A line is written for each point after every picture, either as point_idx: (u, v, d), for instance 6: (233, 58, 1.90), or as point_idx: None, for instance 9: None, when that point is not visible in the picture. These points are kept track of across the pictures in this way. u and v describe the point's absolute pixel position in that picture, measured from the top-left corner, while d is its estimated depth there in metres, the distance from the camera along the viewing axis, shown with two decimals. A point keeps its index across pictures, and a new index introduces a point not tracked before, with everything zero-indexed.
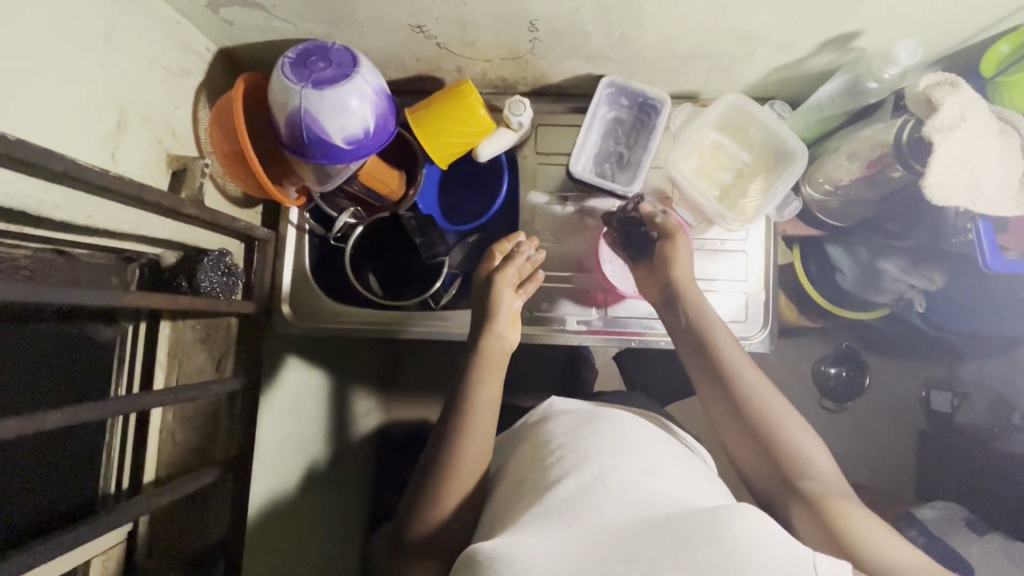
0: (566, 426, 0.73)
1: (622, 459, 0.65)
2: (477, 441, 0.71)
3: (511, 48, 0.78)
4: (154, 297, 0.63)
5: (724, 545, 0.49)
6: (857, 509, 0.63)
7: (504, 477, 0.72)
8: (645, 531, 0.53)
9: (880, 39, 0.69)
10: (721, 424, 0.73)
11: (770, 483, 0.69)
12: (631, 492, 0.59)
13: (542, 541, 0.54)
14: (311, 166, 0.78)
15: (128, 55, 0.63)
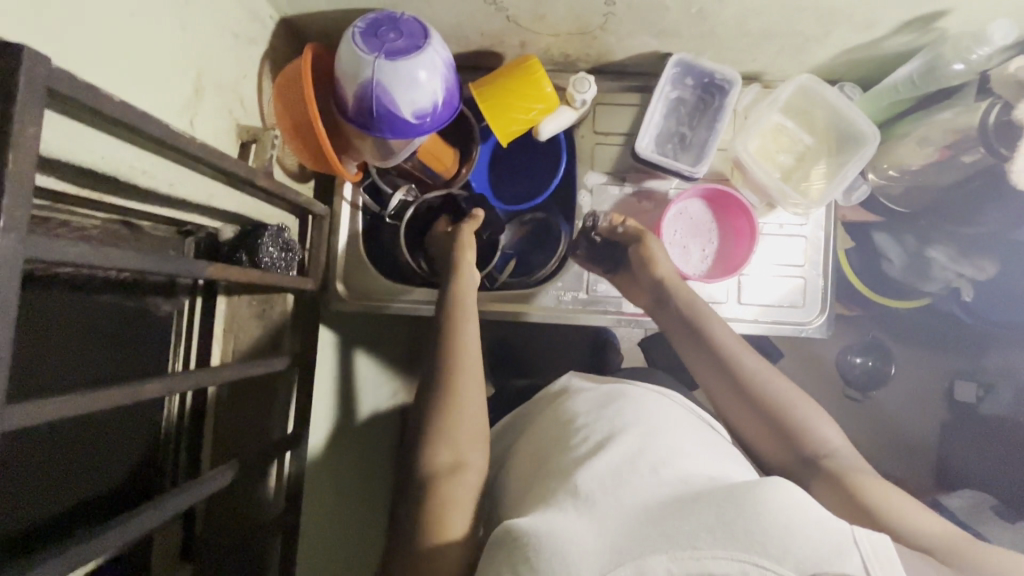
0: (589, 403, 0.70)
1: (643, 435, 0.61)
2: (467, 409, 0.67)
3: (582, 22, 0.76)
4: (233, 270, 0.62)
5: (763, 519, 0.46)
6: (878, 482, 0.62)
7: (529, 449, 0.69)
8: (680, 508, 0.50)
9: (967, 19, 0.68)
10: (729, 407, 0.71)
11: (788, 463, 0.67)
12: (663, 472, 0.56)
13: (580, 520, 0.51)
14: (375, 140, 0.77)
15: (203, 18, 0.61)
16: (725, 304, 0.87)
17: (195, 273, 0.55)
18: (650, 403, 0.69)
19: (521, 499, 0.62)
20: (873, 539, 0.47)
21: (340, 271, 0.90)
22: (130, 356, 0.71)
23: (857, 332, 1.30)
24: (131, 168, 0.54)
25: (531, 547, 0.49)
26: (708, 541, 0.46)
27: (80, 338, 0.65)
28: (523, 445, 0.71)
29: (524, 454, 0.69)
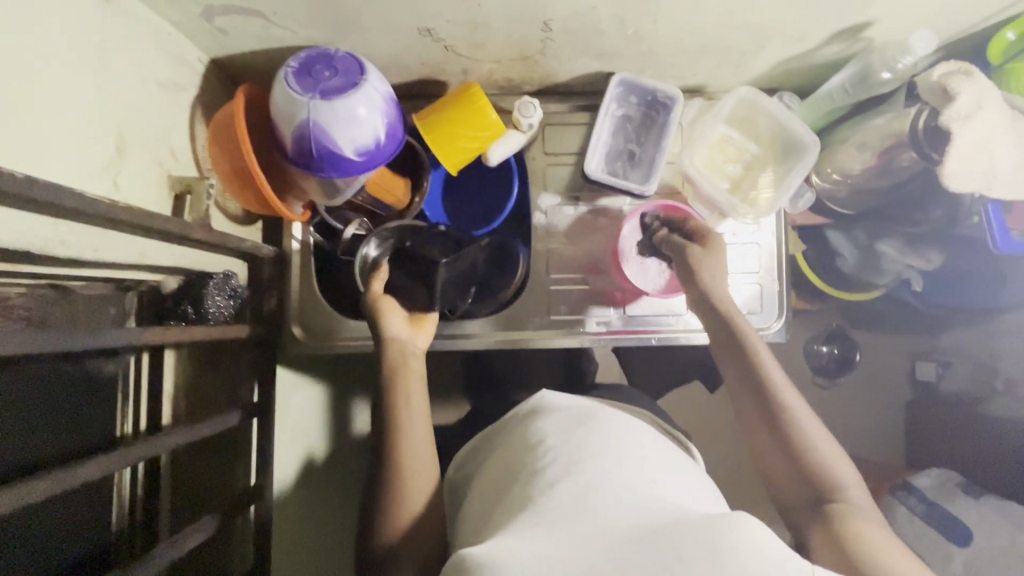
0: (557, 424, 0.68)
1: (610, 458, 0.60)
2: (410, 432, 0.70)
3: (521, 48, 0.76)
4: (168, 332, 0.59)
5: (720, 557, 0.45)
6: (881, 532, 0.59)
7: (489, 471, 0.69)
8: (638, 538, 0.48)
9: (891, 29, 0.70)
10: (755, 432, 0.70)
11: (799, 500, 0.66)
12: (628, 497, 0.54)
13: (534, 545, 0.49)
14: (318, 179, 0.75)
15: (122, 71, 0.59)
16: (687, 316, 0.89)
17: (121, 344, 0.53)
18: (618, 424, 0.68)
19: (481, 525, 0.60)
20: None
21: (295, 311, 0.88)
22: (70, 426, 0.67)
23: (821, 323, 1.33)
24: (49, 239, 0.51)
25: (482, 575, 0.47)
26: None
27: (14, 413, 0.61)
28: (488, 470, 0.70)
29: (490, 475, 0.68)
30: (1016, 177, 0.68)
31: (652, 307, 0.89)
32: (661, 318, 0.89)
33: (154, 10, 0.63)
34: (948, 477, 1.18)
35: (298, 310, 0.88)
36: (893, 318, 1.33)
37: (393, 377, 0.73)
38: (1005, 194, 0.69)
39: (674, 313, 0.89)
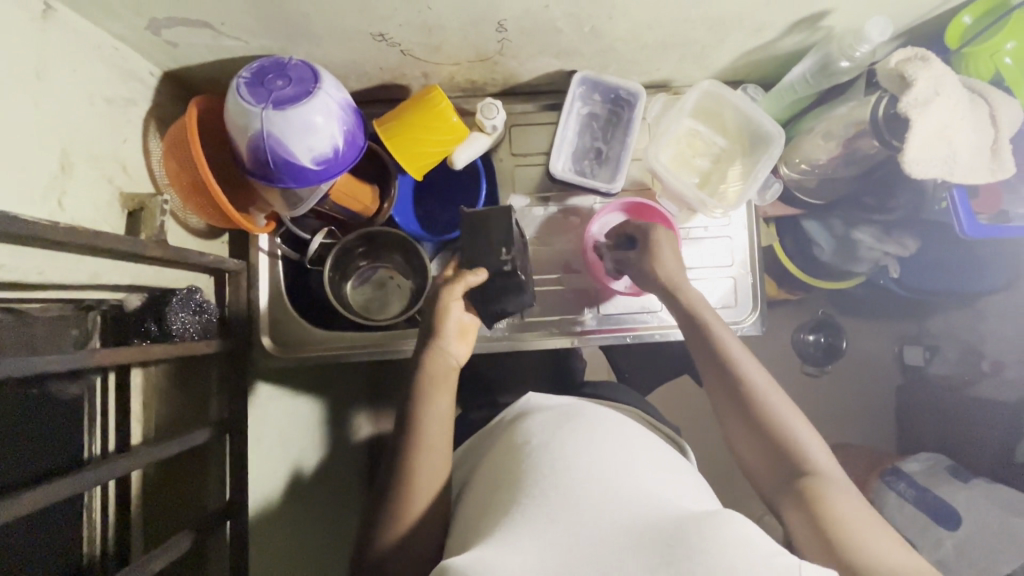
0: (544, 422, 0.67)
1: (599, 456, 0.59)
2: (427, 445, 0.67)
3: (479, 50, 0.75)
4: (125, 351, 0.58)
5: (708, 558, 0.45)
6: (853, 504, 0.58)
7: (478, 477, 0.68)
8: (626, 542, 0.49)
9: (848, 17, 0.69)
10: (725, 414, 0.69)
11: (771, 478, 0.64)
12: (614, 495, 0.54)
13: (519, 555, 0.49)
14: (278, 190, 0.74)
15: (63, 88, 0.57)
16: (661, 312, 0.88)
17: (70, 367, 0.52)
18: (605, 422, 0.67)
19: (467, 530, 0.60)
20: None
21: (264, 324, 0.87)
22: (36, 449, 0.66)
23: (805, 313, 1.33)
24: None
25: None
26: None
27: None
28: (481, 473, 0.67)
29: (481, 480, 0.66)
30: (978, 162, 0.68)
31: (625, 305, 0.88)
32: (635, 315, 0.88)
33: (98, 24, 0.61)
34: (937, 462, 1.17)
35: (268, 323, 0.87)
36: (876, 304, 1.33)
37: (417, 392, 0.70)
38: (968, 180, 0.68)
39: (648, 311, 0.88)
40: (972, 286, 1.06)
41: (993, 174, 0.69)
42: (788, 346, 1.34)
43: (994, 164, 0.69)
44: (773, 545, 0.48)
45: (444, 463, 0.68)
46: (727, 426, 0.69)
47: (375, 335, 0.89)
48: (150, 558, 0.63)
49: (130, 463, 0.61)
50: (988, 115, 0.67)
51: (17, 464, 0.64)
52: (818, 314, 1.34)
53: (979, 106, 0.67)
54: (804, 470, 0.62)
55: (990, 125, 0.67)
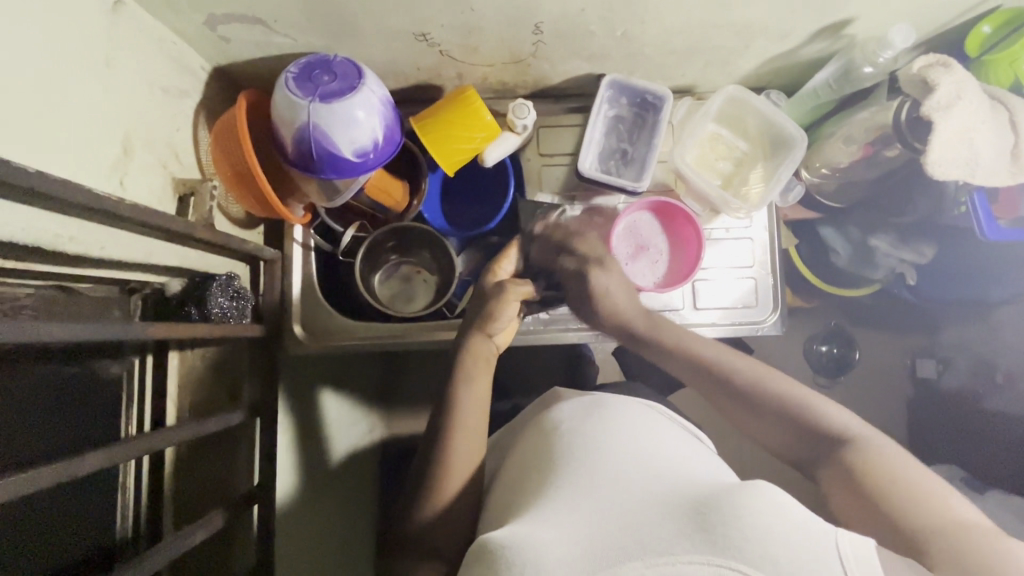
0: (572, 412, 0.70)
1: (628, 438, 0.61)
2: (463, 430, 0.69)
3: (514, 51, 0.78)
4: (174, 327, 0.60)
5: (742, 523, 0.46)
6: (898, 458, 0.57)
7: (511, 462, 0.70)
8: (661, 511, 0.49)
9: (871, 25, 0.72)
10: (733, 413, 0.68)
11: (805, 455, 0.63)
12: (646, 470, 0.56)
13: (554, 527, 0.50)
14: (318, 181, 0.77)
15: (126, 76, 0.61)
16: (683, 311, 0.90)
17: (127, 336, 0.54)
18: (631, 410, 0.69)
19: (504, 509, 0.62)
20: (855, 542, 0.46)
21: (296, 313, 0.89)
22: (77, 423, 0.68)
23: (819, 322, 1.34)
24: (58, 236, 0.53)
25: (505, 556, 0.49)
26: (684, 547, 0.45)
27: (17, 406, 0.62)
28: (515, 455, 0.71)
29: (513, 464, 0.68)
30: (999, 164, 0.70)
31: (649, 302, 0.89)
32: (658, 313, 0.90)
33: (159, 18, 0.65)
34: (953, 474, 1.17)
35: (300, 313, 0.90)
36: (888, 315, 1.34)
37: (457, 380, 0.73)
38: (989, 181, 0.71)
39: (672, 309, 0.90)
40: (987, 296, 1.07)
41: (1013, 177, 0.71)
42: (802, 356, 1.34)
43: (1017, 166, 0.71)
44: (807, 514, 0.49)
45: (479, 441, 0.71)
46: (740, 422, 0.68)
47: (400, 327, 0.90)
48: (191, 532, 0.64)
49: (177, 434, 0.62)
50: (1008, 121, 0.70)
51: (61, 435, 0.66)
52: (831, 324, 1.35)
53: (999, 112, 0.70)
54: (840, 435, 0.61)
55: (1010, 130, 0.69)
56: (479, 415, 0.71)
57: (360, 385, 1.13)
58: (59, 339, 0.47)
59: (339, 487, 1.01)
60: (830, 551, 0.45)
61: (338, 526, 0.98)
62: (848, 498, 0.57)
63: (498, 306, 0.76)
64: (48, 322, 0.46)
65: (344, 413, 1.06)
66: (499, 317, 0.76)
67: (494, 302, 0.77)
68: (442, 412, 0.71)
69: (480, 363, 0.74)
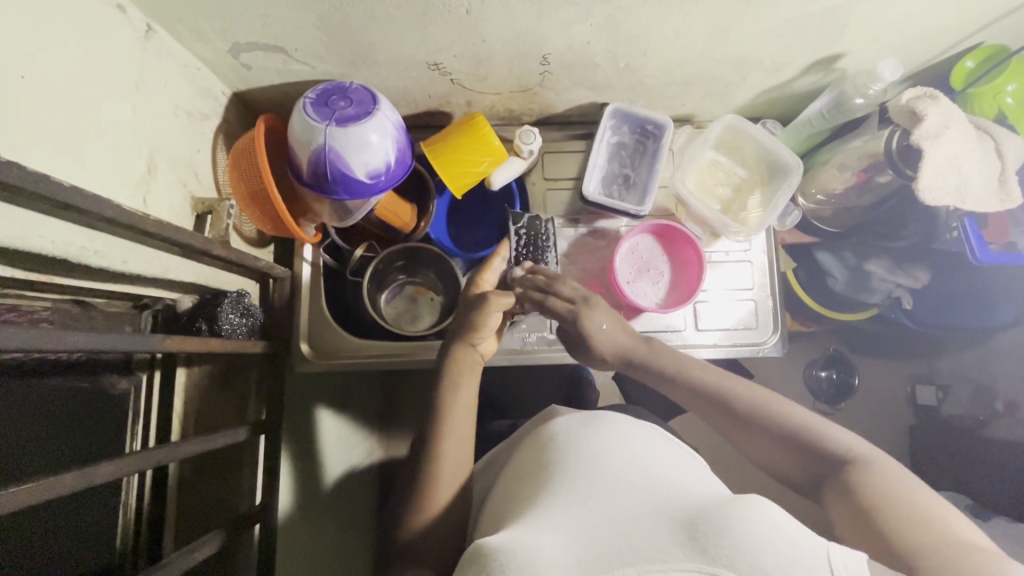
0: (569, 424, 0.70)
1: (620, 446, 0.62)
2: (451, 449, 0.69)
3: (521, 81, 0.82)
4: (189, 342, 0.61)
5: (733, 533, 0.46)
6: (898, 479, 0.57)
7: (504, 479, 0.71)
8: (655, 520, 0.50)
9: (861, 59, 0.76)
10: (740, 438, 0.68)
11: (817, 478, 0.63)
12: (641, 478, 0.56)
13: (549, 534, 0.51)
14: (331, 201, 0.79)
15: (154, 99, 0.64)
16: (685, 332, 0.91)
17: (143, 347, 0.55)
18: (627, 422, 0.70)
19: (496, 519, 0.62)
20: (845, 555, 0.47)
21: (303, 331, 0.90)
22: (86, 436, 0.67)
23: (818, 348, 1.35)
24: (83, 249, 0.54)
25: (496, 559, 0.49)
26: (676, 555, 0.46)
27: (26, 421, 0.61)
28: (509, 470, 0.71)
29: (506, 481, 0.69)
30: (987, 191, 0.73)
31: (651, 321, 0.91)
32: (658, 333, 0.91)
33: (186, 46, 0.68)
34: (956, 501, 1.16)
35: (307, 330, 0.91)
36: (886, 343, 1.36)
37: (449, 395, 0.73)
38: (979, 207, 0.73)
39: (674, 329, 0.91)
40: (983, 322, 1.09)
41: (1002, 203, 0.74)
42: (802, 382, 1.35)
43: (1004, 193, 0.74)
44: (798, 526, 0.49)
45: (468, 448, 0.72)
46: (747, 449, 0.68)
47: (403, 346, 0.91)
48: (193, 547, 0.63)
49: (187, 448, 0.61)
50: (994, 150, 0.73)
51: (73, 447, 0.66)
52: (829, 350, 1.36)
53: (986, 142, 0.73)
54: (845, 458, 0.61)
55: (996, 159, 0.73)
56: (468, 423, 0.72)
57: (362, 406, 1.13)
58: (84, 348, 0.49)
59: (337, 511, 0.99)
60: (820, 559, 0.46)
61: (336, 548, 0.97)
62: (854, 522, 0.56)
63: (480, 317, 0.77)
64: (75, 332, 0.48)
65: (346, 435, 1.06)
66: (483, 325, 0.78)
67: (476, 311, 0.78)
68: (432, 419, 0.72)
69: (468, 371, 0.76)
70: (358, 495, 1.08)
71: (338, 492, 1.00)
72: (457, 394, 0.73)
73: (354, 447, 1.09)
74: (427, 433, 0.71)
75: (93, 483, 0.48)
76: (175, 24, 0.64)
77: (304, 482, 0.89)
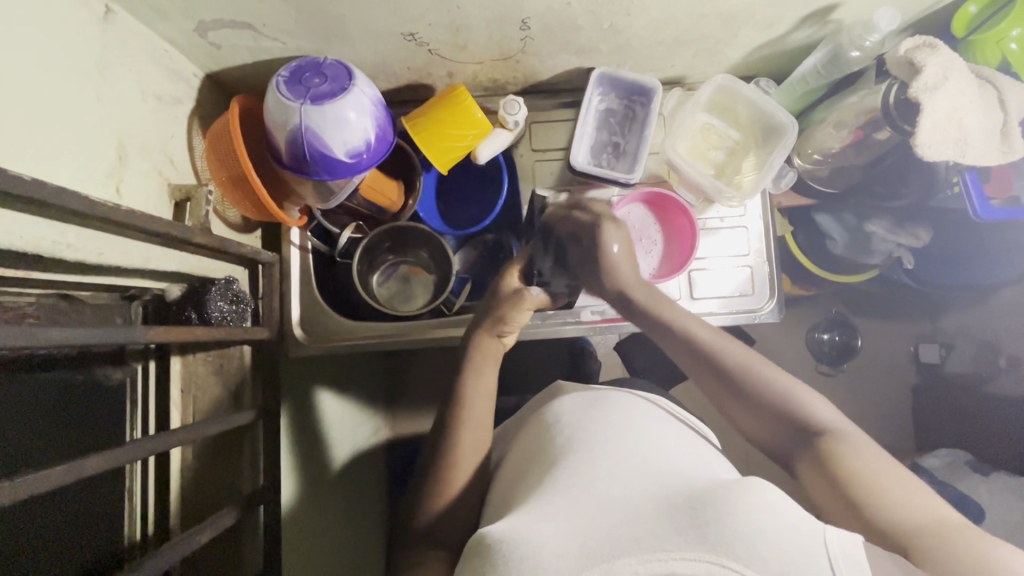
0: (575, 406, 0.72)
1: (622, 435, 0.63)
2: (462, 436, 0.70)
3: (502, 48, 0.79)
4: (173, 331, 0.59)
5: (738, 520, 0.47)
6: (870, 453, 0.58)
7: (509, 460, 0.72)
8: (659, 509, 0.50)
9: (857, 9, 0.72)
10: (716, 395, 0.69)
11: (784, 447, 0.65)
12: (645, 465, 0.57)
13: (553, 524, 0.51)
14: (313, 183, 0.78)
15: (119, 84, 0.62)
16: (680, 301, 0.90)
17: (123, 340, 0.53)
18: (635, 405, 0.72)
19: (504, 506, 0.63)
20: (846, 541, 0.47)
21: (294, 315, 0.90)
22: (78, 431, 0.67)
23: (819, 311, 1.34)
24: (55, 243, 0.53)
25: (501, 547, 0.50)
26: (680, 543, 0.46)
27: (10, 423, 0.60)
28: (517, 453, 0.72)
29: (513, 463, 0.70)
30: (988, 145, 0.70)
31: (645, 292, 0.90)
32: None
33: (148, 26, 0.66)
34: (957, 458, 1.16)
35: (299, 315, 0.90)
36: (888, 302, 1.34)
37: (461, 388, 0.74)
38: (981, 161, 0.71)
39: (668, 299, 0.90)
40: (987, 279, 1.07)
41: (1005, 156, 0.71)
42: (803, 345, 1.34)
43: (1007, 145, 0.71)
44: (803, 512, 0.49)
45: (484, 430, 0.73)
46: (728, 412, 0.69)
47: (397, 327, 0.91)
48: (197, 531, 0.63)
49: (178, 437, 0.61)
50: (996, 99, 0.70)
51: (68, 439, 0.66)
52: (831, 313, 1.34)
53: (987, 91, 0.70)
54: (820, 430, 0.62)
55: (999, 108, 0.70)
56: (484, 411, 0.73)
57: (363, 387, 1.13)
58: (70, 343, 0.48)
59: (345, 489, 1.01)
60: (821, 543, 0.46)
61: (344, 525, 0.99)
62: (827, 491, 0.58)
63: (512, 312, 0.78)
64: (62, 328, 0.48)
65: (349, 414, 1.07)
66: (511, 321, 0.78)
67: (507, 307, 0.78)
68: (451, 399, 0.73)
69: (490, 360, 0.77)
70: (364, 473, 1.10)
71: (344, 472, 1.02)
72: (474, 379, 0.74)
73: (359, 425, 1.11)
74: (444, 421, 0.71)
75: (82, 475, 0.48)
76: (135, 4, 0.62)
77: (309, 463, 0.90)
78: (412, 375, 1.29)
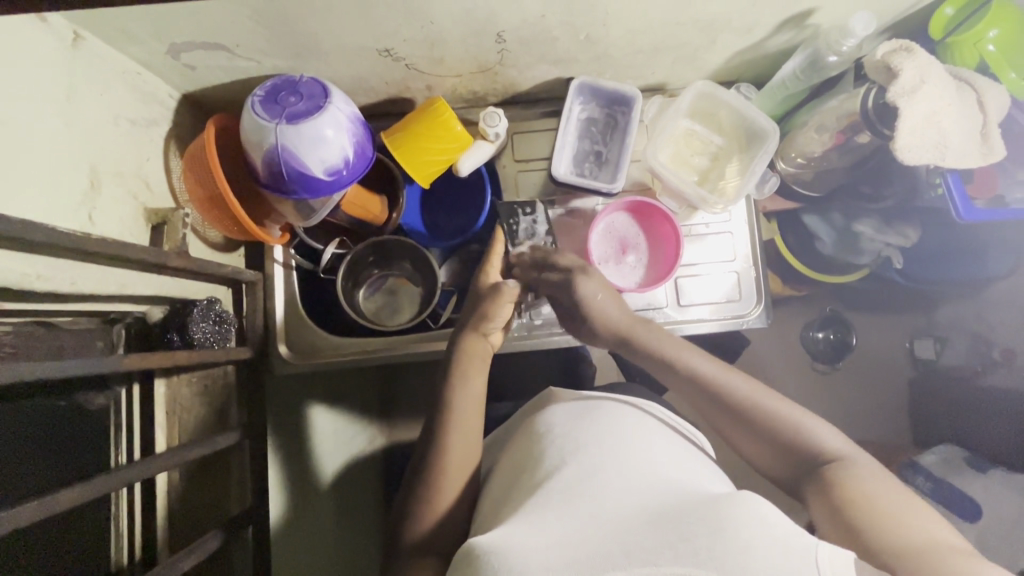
0: (564, 416, 0.72)
1: (608, 448, 0.62)
2: (450, 452, 0.69)
3: (480, 60, 0.78)
4: (151, 357, 0.59)
5: (724, 533, 0.46)
6: (877, 482, 0.57)
7: (496, 475, 0.71)
8: (643, 523, 0.50)
9: (833, 14, 0.72)
10: (721, 422, 0.69)
11: (791, 477, 0.64)
12: (632, 478, 0.57)
13: (540, 537, 0.51)
14: (293, 201, 0.77)
15: (91, 109, 0.61)
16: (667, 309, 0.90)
17: (101, 370, 0.52)
18: (624, 414, 0.72)
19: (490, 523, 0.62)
20: (835, 556, 0.46)
21: (280, 332, 0.89)
22: (58, 458, 0.67)
23: (813, 309, 1.33)
24: (25, 274, 0.53)
25: (487, 561, 0.49)
26: (667, 558, 0.45)
27: None
28: (505, 466, 0.71)
29: (501, 479, 0.70)
30: (968, 146, 0.70)
31: (631, 300, 0.89)
32: (640, 311, 0.90)
33: (119, 50, 0.66)
34: (954, 453, 1.14)
35: (285, 332, 0.90)
36: (882, 299, 1.33)
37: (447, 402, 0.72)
38: (961, 164, 0.70)
39: (654, 307, 0.89)
40: (978, 274, 1.06)
41: (987, 157, 0.71)
42: (798, 344, 1.33)
43: (987, 146, 0.70)
44: (791, 526, 0.49)
45: (473, 445, 0.71)
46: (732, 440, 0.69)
47: (383, 342, 0.90)
48: (181, 556, 0.62)
49: (162, 462, 0.60)
50: (975, 101, 0.70)
51: (49, 465, 0.65)
52: (825, 311, 1.33)
53: (966, 93, 0.70)
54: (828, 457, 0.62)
55: (978, 110, 0.70)
56: (473, 427, 0.72)
57: (354, 398, 1.13)
58: (43, 375, 0.48)
59: (338, 503, 1.00)
60: (808, 559, 0.45)
61: (339, 539, 0.98)
62: (830, 517, 0.57)
63: (494, 306, 0.77)
64: (33, 361, 0.47)
65: (341, 427, 1.07)
66: (494, 316, 0.78)
67: (488, 302, 0.77)
68: (437, 413, 0.72)
69: (477, 362, 0.76)
70: (359, 485, 1.09)
71: (337, 485, 1.01)
72: (461, 392, 0.73)
73: (353, 437, 1.10)
74: (431, 437, 0.71)
75: (55, 510, 0.47)
76: (104, 29, 0.62)
77: (300, 478, 0.90)
78: (405, 385, 1.28)
